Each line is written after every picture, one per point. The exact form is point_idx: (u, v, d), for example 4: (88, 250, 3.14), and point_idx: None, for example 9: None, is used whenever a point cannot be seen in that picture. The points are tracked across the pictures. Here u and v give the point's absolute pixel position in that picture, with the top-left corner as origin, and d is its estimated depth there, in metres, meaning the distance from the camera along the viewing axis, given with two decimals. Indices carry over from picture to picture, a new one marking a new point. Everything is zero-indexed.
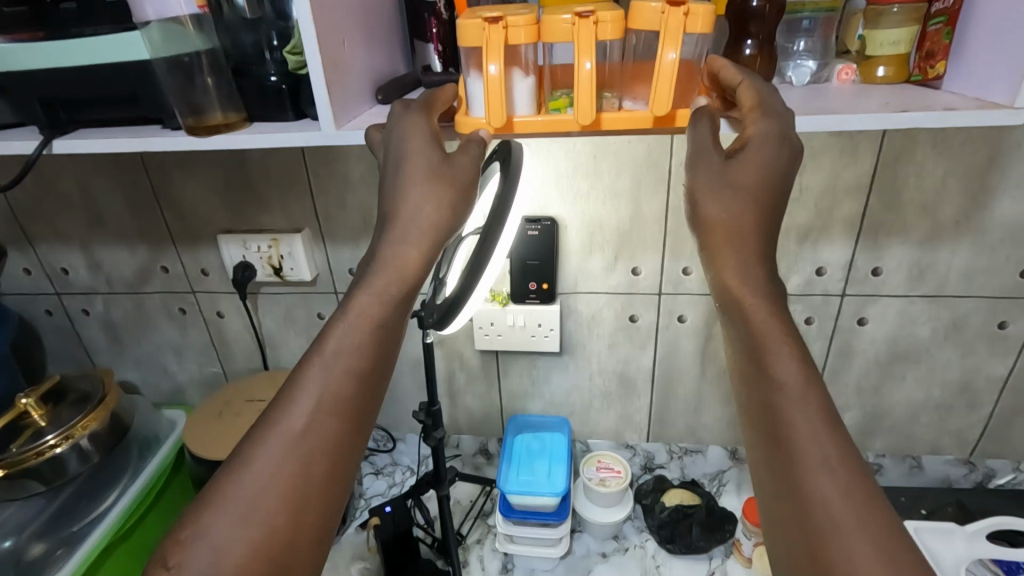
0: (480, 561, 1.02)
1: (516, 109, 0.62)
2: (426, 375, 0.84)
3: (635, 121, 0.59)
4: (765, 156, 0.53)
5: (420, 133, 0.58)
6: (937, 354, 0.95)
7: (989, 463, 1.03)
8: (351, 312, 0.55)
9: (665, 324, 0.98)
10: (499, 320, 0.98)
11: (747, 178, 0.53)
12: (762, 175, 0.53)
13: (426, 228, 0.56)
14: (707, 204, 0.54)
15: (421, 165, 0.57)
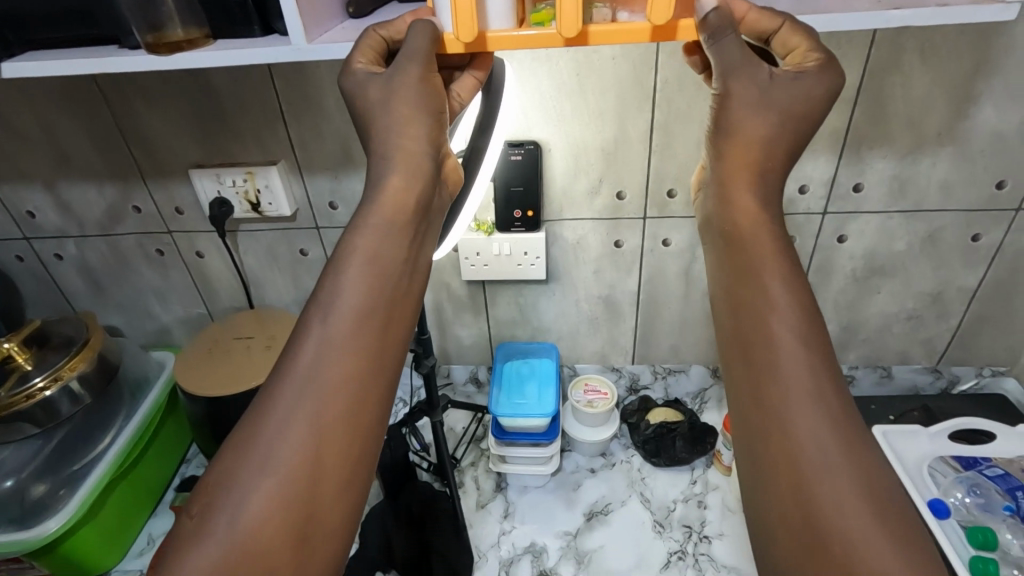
0: (475, 482, 1.08)
1: (490, 23, 0.59)
2: None
3: (629, 34, 0.57)
4: (813, 89, 0.54)
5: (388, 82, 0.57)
6: (912, 268, 0.98)
7: (955, 370, 1.09)
8: (350, 270, 0.53)
9: (649, 247, 0.99)
10: (485, 250, 0.97)
11: (790, 102, 0.54)
12: (810, 108, 0.54)
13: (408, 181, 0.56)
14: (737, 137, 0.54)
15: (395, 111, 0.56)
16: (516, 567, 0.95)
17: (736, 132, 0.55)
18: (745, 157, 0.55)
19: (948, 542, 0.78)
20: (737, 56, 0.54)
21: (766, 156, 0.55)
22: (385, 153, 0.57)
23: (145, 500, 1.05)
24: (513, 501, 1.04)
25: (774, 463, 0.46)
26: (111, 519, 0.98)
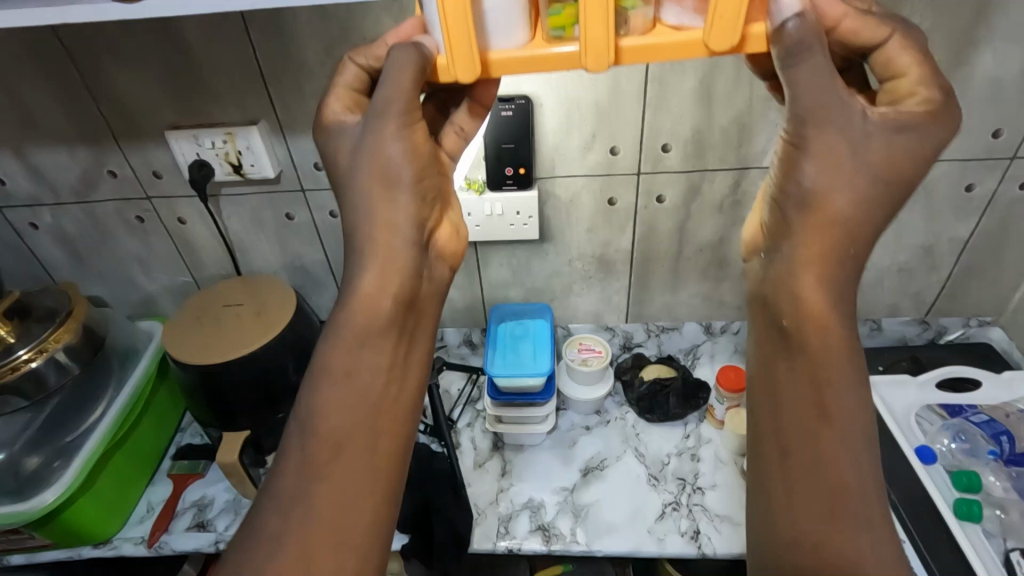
0: (472, 442, 1.10)
1: (494, 43, 0.56)
2: None
3: (679, 46, 0.54)
4: (927, 139, 0.52)
5: (395, 97, 0.56)
6: (906, 221, 0.97)
7: (942, 321, 1.11)
8: (333, 336, 0.59)
9: (643, 204, 0.98)
10: (477, 210, 0.95)
11: (890, 163, 0.52)
12: (912, 166, 0.53)
13: (381, 223, 0.59)
14: (836, 193, 0.53)
15: (387, 123, 0.57)
16: (515, 523, 0.98)
17: (825, 189, 0.53)
18: (826, 234, 0.54)
19: (934, 488, 0.80)
20: (820, 94, 0.51)
21: (873, 203, 0.53)
22: (367, 206, 0.59)
23: (142, 469, 1.05)
24: (510, 460, 1.06)
25: (806, 498, 0.52)
26: (109, 489, 0.98)
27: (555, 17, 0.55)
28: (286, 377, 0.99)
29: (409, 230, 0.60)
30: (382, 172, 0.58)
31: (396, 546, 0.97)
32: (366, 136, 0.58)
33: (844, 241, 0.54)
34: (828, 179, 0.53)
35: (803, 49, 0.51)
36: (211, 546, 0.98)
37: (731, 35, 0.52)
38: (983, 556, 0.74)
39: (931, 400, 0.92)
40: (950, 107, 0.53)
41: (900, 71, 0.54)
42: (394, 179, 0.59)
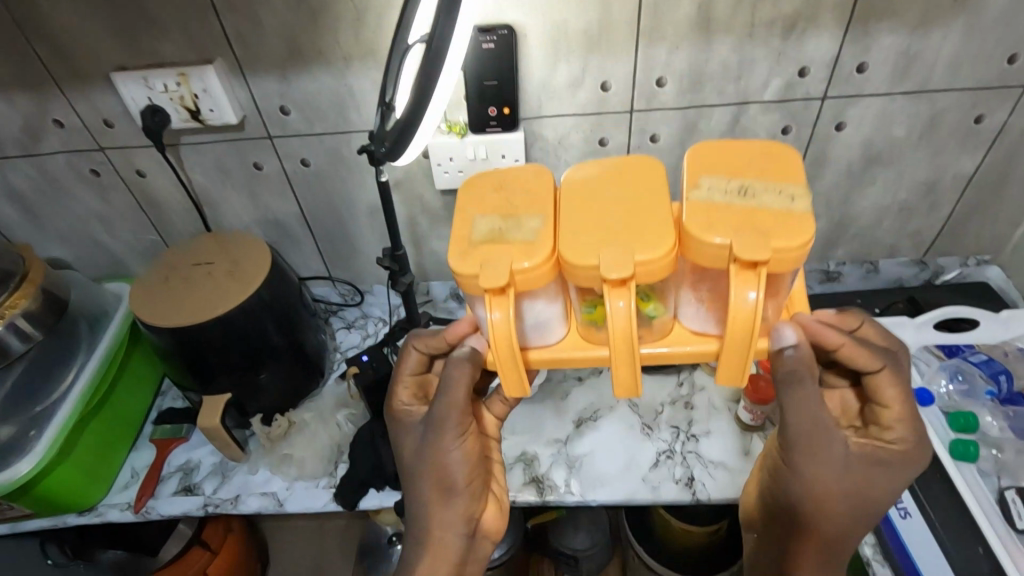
0: None
1: (532, 340, 0.61)
2: (387, 216, 0.77)
3: (700, 354, 0.59)
4: (908, 457, 0.60)
5: (445, 455, 0.63)
6: (911, 156, 0.93)
7: (940, 261, 1.08)
8: (429, 518, 0.65)
9: (637, 144, 0.92)
10: (458, 154, 0.88)
11: (881, 482, 0.60)
12: (890, 486, 0.61)
13: (440, 469, 0.64)
14: (823, 521, 0.62)
15: (429, 483, 0.64)
16: (509, 476, 0.96)
17: (825, 503, 0.60)
18: (844, 488, 0.60)
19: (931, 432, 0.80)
20: (805, 426, 0.57)
21: (862, 478, 0.60)
22: (432, 531, 0.64)
23: (124, 434, 1.02)
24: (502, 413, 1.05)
25: None
26: (89, 457, 0.95)
27: (589, 315, 0.59)
28: (265, 337, 0.95)
29: (457, 536, 0.65)
30: (439, 481, 0.64)
31: (391, 503, 0.94)
32: (425, 446, 0.64)
33: (852, 495, 0.60)
34: (824, 495, 0.60)
35: (795, 379, 0.56)
36: (200, 509, 0.96)
37: (738, 374, 0.57)
38: (978, 494, 0.75)
39: (929, 340, 0.91)
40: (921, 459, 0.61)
41: (885, 401, 0.61)
42: (449, 487, 0.64)
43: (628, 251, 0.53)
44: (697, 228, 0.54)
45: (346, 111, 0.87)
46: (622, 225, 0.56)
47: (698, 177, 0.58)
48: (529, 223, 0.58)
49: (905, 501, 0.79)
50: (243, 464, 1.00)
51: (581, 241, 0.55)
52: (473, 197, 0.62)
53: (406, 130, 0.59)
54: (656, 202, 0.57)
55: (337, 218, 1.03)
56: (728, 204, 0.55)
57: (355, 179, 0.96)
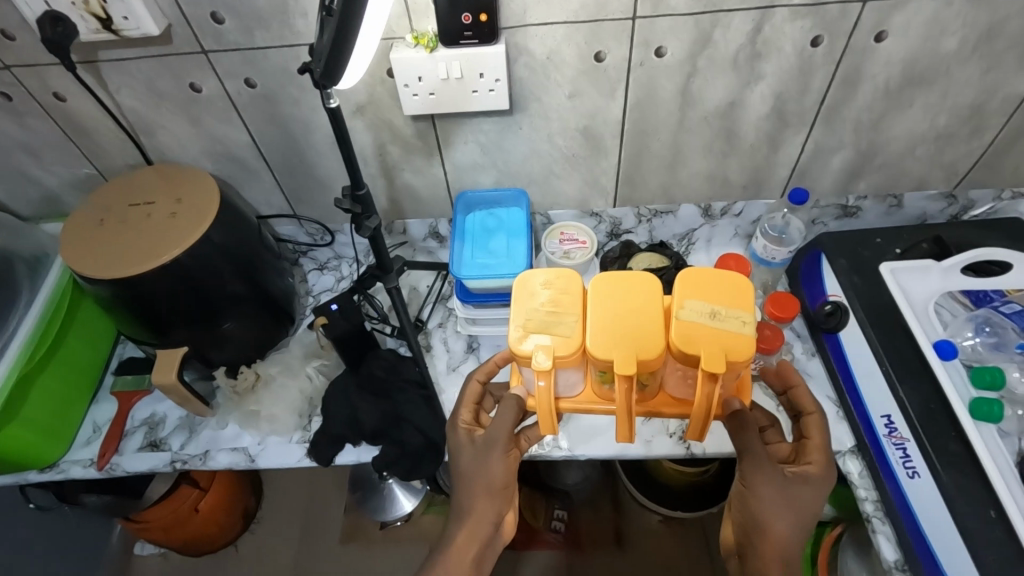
0: (444, 344, 1.02)
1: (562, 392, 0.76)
2: (341, 145, 0.65)
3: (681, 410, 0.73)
4: (824, 479, 0.65)
5: (497, 464, 0.72)
6: (958, 72, 0.79)
7: (972, 195, 0.98)
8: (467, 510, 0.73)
9: (639, 60, 0.77)
10: (428, 73, 0.74)
11: (808, 500, 0.64)
12: (814, 504, 0.65)
13: (476, 535, 0.72)
14: (774, 522, 0.63)
15: (480, 487, 0.72)
16: None
17: (767, 517, 0.63)
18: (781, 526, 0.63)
19: (950, 388, 0.74)
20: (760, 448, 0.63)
21: (802, 515, 0.63)
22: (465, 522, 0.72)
23: (82, 387, 0.95)
24: None
25: None
26: (43, 414, 0.88)
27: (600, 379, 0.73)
28: (222, 285, 0.86)
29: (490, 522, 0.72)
30: (487, 496, 0.72)
31: (369, 459, 0.88)
32: (478, 454, 0.73)
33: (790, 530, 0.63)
34: (767, 510, 0.63)
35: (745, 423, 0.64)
36: (168, 465, 0.91)
37: (700, 431, 0.67)
38: (996, 457, 0.69)
39: (954, 286, 0.83)
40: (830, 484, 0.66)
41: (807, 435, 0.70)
42: (491, 488, 0.72)
43: (628, 357, 0.66)
44: (681, 342, 0.65)
45: (290, 17, 0.72)
46: (629, 333, 0.67)
47: (688, 296, 0.68)
48: (558, 320, 0.70)
49: (915, 460, 0.75)
50: (211, 418, 0.94)
51: (601, 337, 0.68)
52: (523, 284, 0.72)
53: (347, 23, 0.46)
54: (656, 313, 0.69)
55: (294, 149, 0.90)
56: (709, 324, 0.66)
57: (309, 101, 0.82)
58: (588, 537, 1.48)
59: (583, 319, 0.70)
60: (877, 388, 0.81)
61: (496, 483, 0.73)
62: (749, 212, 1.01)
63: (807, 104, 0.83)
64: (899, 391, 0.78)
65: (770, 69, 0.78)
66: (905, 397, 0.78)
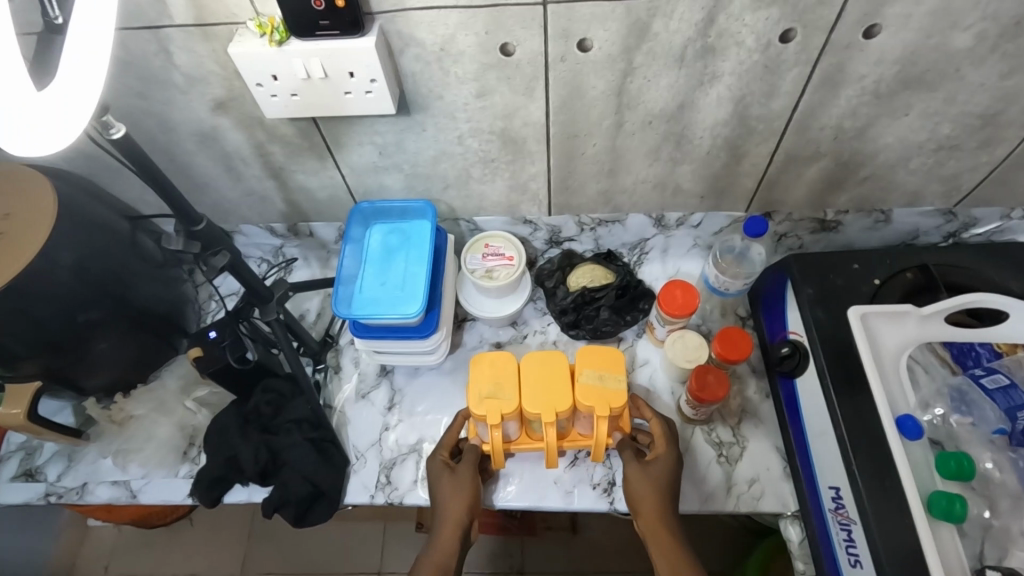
0: (356, 364, 0.90)
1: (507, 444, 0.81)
2: (139, 169, 0.52)
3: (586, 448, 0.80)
4: (673, 461, 0.73)
5: (467, 474, 0.74)
6: (969, 77, 0.62)
7: (975, 213, 0.82)
8: (442, 509, 0.73)
9: (559, 54, 0.60)
10: (282, 71, 0.58)
11: (661, 473, 0.72)
12: (670, 476, 0.72)
13: (452, 522, 0.71)
14: (645, 491, 0.71)
15: (454, 494, 0.73)
16: (399, 470, 0.82)
17: (640, 493, 0.71)
18: (651, 505, 0.70)
19: (909, 474, 0.62)
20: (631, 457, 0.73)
21: (669, 492, 0.71)
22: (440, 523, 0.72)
23: None
24: (400, 388, 0.87)
25: None
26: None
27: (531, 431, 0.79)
28: (76, 317, 0.71)
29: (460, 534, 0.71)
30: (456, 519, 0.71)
31: (260, 499, 0.80)
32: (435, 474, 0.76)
33: (660, 509, 0.70)
34: (641, 487, 0.71)
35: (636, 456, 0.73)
36: (42, 499, 0.83)
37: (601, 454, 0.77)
38: (951, 566, 0.58)
39: (934, 337, 0.70)
40: (675, 458, 0.73)
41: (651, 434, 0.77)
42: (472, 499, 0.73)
43: (546, 411, 0.75)
44: (583, 401, 0.75)
45: None
46: (545, 393, 0.76)
47: (590, 362, 0.78)
48: (494, 388, 0.77)
49: (858, 549, 0.64)
50: (91, 445, 0.85)
51: (525, 395, 0.76)
52: (472, 364, 0.80)
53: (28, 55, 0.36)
54: (563, 376, 0.77)
55: (155, 146, 0.74)
56: (602, 386, 0.76)
57: (154, 94, 0.66)
58: (545, 524, 1.33)
59: (518, 387, 0.77)
60: (830, 453, 0.69)
61: (464, 503, 0.72)
62: (709, 224, 0.86)
63: (775, 110, 0.66)
64: (834, 401, 0.68)
65: (727, 68, 0.61)
66: (840, 410, 0.68)
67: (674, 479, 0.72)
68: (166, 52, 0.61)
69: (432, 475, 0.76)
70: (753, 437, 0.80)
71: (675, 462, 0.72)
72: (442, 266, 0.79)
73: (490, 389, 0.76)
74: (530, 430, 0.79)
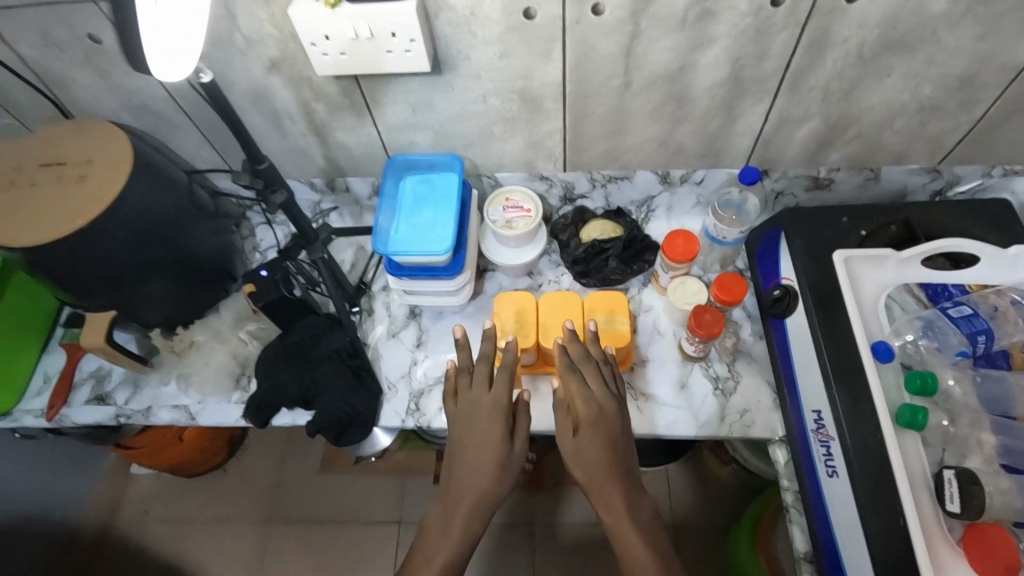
0: (388, 308, 1.00)
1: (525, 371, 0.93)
2: (222, 115, 0.59)
3: None
4: (596, 436, 0.77)
5: (497, 435, 0.78)
6: (944, 39, 0.68)
7: (959, 171, 0.89)
8: (469, 481, 0.77)
9: (574, 17, 0.68)
10: (333, 31, 0.67)
11: (587, 449, 0.77)
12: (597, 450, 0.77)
13: (476, 495, 0.76)
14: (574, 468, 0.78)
15: (490, 460, 0.77)
16: (427, 400, 0.91)
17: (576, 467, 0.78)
18: (587, 480, 0.77)
19: (878, 388, 0.70)
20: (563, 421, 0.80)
21: (607, 460, 0.76)
22: (464, 488, 0.77)
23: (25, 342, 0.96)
24: (427, 329, 0.97)
25: None
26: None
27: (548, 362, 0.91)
28: (138, 251, 0.82)
29: (481, 507, 0.76)
30: (478, 500, 0.76)
31: (303, 422, 0.90)
32: (463, 431, 0.79)
33: (600, 483, 0.76)
34: (574, 462, 0.78)
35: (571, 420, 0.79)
36: (113, 420, 0.94)
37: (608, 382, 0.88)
38: (913, 469, 0.67)
39: (912, 278, 0.77)
40: (609, 426, 0.78)
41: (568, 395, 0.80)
42: (505, 467, 0.77)
43: None
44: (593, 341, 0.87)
45: None
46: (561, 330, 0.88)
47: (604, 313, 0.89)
48: (515, 323, 0.88)
49: (835, 460, 0.73)
50: (153, 373, 0.95)
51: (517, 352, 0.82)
52: (496, 302, 0.91)
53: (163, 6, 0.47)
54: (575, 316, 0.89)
55: (215, 103, 0.84)
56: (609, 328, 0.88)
57: (218, 55, 0.75)
58: (553, 480, 1.43)
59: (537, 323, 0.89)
60: (813, 382, 0.77)
61: (487, 472, 0.77)
62: (710, 181, 0.94)
63: (767, 71, 0.74)
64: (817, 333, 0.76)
65: (724, 30, 0.69)
66: (824, 347, 0.76)
67: (610, 448, 0.77)
68: (232, 16, 0.70)
69: (459, 436, 0.79)
70: (747, 373, 0.89)
71: (598, 436, 0.77)
72: (467, 214, 0.88)
73: (508, 328, 0.88)
74: (546, 358, 0.90)
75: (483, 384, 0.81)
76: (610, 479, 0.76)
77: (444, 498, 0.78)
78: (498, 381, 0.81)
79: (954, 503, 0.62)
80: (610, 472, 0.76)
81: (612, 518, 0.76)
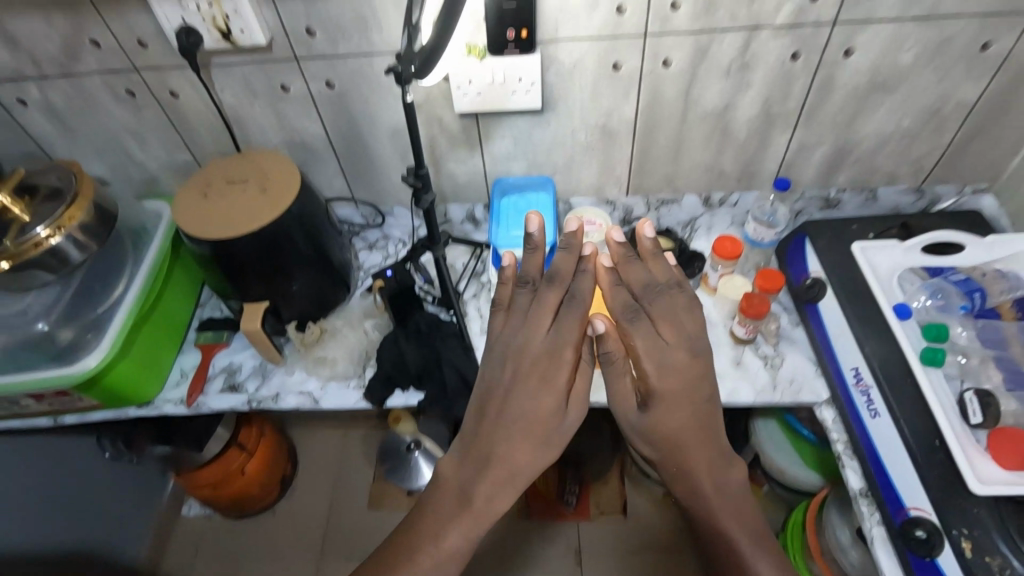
0: (478, 310, 1.12)
1: None
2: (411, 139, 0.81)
3: None
4: (676, 406, 0.79)
5: (551, 397, 0.78)
6: (914, 83, 0.95)
7: (938, 190, 1.13)
8: (517, 447, 0.77)
9: (649, 68, 0.94)
10: (477, 77, 0.91)
11: (665, 416, 0.79)
12: (677, 416, 0.79)
13: (523, 455, 0.77)
14: (647, 435, 0.80)
15: (534, 423, 0.78)
16: None
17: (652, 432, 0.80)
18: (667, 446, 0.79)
19: (903, 336, 0.89)
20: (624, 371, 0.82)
21: (686, 430, 0.78)
22: (513, 452, 0.77)
23: (170, 339, 1.11)
24: None
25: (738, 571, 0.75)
26: (149, 345, 1.06)
27: None
28: (295, 251, 0.99)
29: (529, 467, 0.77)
30: (518, 467, 0.76)
31: (415, 402, 1.04)
32: (511, 381, 0.80)
33: (681, 449, 0.78)
34: (651, 427, 0.80)
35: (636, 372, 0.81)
36: (245, 405, 1.07)
37: None
38: (941, 395, 0.84)
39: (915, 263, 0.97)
40: (693, 394, 0.79)
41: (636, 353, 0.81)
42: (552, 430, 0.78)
43: None
44: None
45: (369, 31, 0.90)
46: None
47: None
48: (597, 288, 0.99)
49: (876, 403, 0.89)
50: (283, 365, 1.11)
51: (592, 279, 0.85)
52: None
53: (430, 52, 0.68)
54: None
55: (359, 139, 1.07)
56: None
57: (376, 99, 0.99)
58: (598, 510, 1.54)
59: None
60: (850, 346, 0.95)
61: (533, 440, 0.77)
62: (744, 203, 1.17)
63: (790, 107, 0.99)
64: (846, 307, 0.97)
65: (757, 78, 0.95)
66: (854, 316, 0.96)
67: (693, 418, 0.79)
68: None
69: (507, 399, 0.79)
70: (791, 351, 1.06)
71: (672, 402, 0.79)
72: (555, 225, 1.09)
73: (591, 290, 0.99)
74: None
75: (545, 323, 0.81)
76: (690, 447, 0.78)
77: (485, 459, 0.78)
78: (558, 319, 0.81)
79: (977, 415, 0.80)
80: (689, 444, 0.78)
81: (696, 486, 0.78)
